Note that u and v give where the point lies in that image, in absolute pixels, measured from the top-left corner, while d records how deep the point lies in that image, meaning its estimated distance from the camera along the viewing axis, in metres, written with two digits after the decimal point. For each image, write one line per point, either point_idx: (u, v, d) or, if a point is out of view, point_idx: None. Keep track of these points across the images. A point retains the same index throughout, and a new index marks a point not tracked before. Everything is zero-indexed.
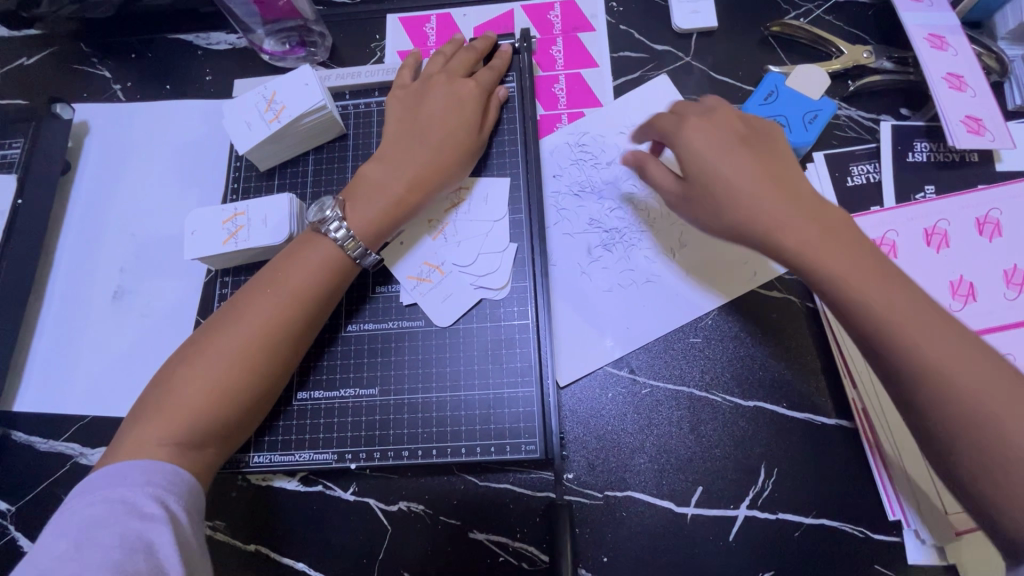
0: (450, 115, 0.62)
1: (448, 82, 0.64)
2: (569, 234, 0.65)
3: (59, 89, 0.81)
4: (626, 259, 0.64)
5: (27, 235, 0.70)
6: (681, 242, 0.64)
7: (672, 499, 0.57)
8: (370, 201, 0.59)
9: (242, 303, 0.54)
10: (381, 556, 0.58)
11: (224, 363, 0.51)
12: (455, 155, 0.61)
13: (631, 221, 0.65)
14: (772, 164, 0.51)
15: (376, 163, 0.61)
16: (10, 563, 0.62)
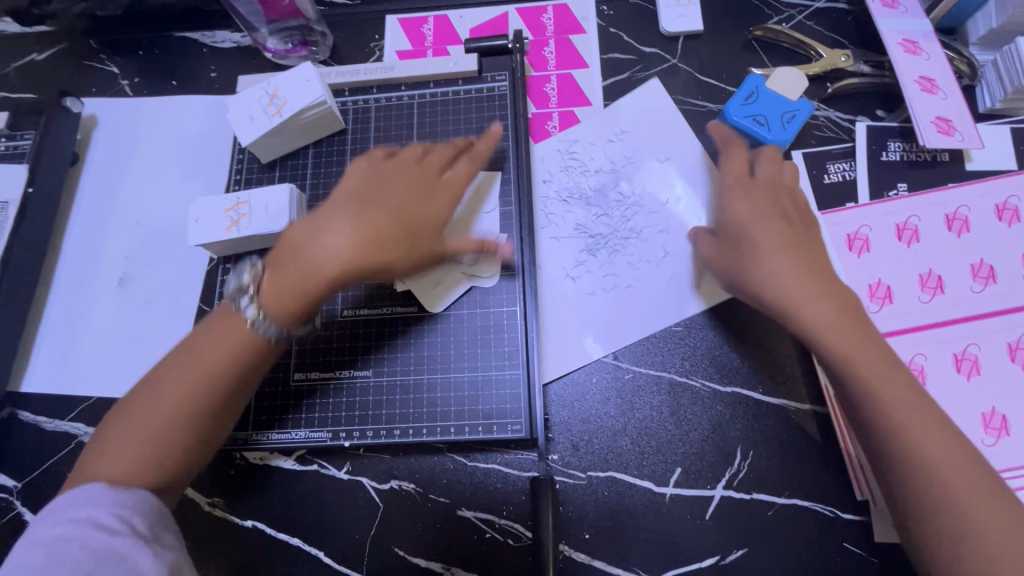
0: (408, 210, 0.57)
1: (417, 179, 0.59)
2: (556, 237, 0.68)
3: (68, 84, 0.84)
4: (609, 263, 0.66)
5: (36, 223, 0.73)
6: (663, 251, 0.66)
7: (651, 479, 0.59)
8: (288, 267, 0.53)
9: (178, 356, 0.52)
10: (372, 532, 0.60)
11: (153, 424, 0.49)
12: (400, 246, 0.55)
13: (616, 229, 0.67)
14: (806, 251, 0.56)
15: (307, 223, 0.56)
16: (17, 535, 0.64)
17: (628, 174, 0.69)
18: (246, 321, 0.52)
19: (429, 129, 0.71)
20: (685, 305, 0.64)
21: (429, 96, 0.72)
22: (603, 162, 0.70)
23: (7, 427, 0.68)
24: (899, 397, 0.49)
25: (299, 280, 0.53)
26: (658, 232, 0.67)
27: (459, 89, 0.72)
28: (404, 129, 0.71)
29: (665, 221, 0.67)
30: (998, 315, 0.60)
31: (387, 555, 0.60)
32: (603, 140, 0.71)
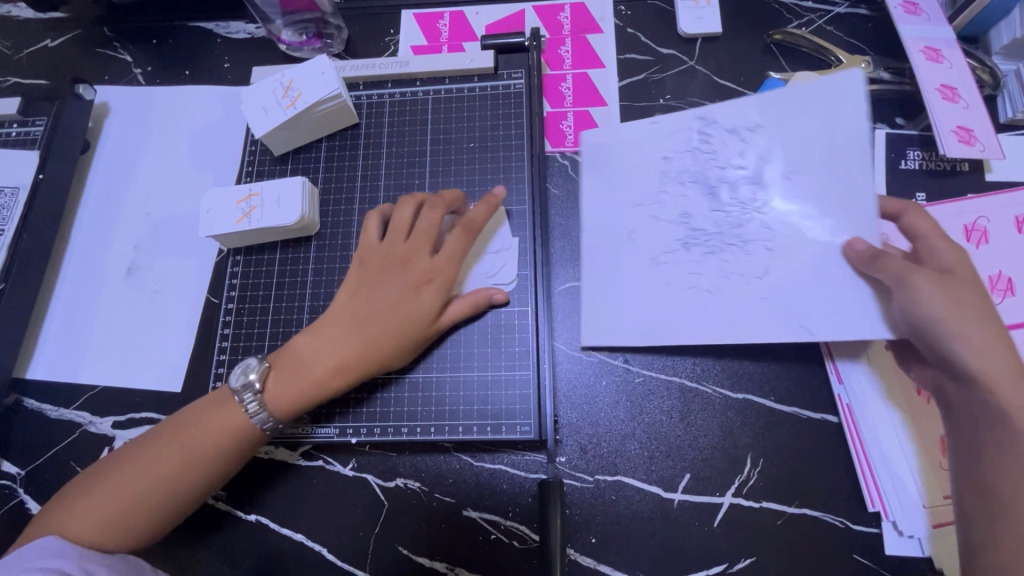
0: (399, 308, 0.58)
1: (407, 266, 0.59)
2: (651, 215, 0.63)
3: (81, 71, 0.83)
4: (697, 265, 0.61)
5: (47, 210, 0.72)
6: (763, 268, 0.59)
7: (660, 484, 0.59)
8: (290, 379, 0.56)
9: (161, 433, 0.55)
10: (376, 530, 0.60)
11: (127, 489, 0.53)
12: (392, 352, 0.57)
13: (725, 231, 0.61)
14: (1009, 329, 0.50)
15: (310, 333, 0.58)
16: (18, 523, 0.64)
17: (767, 172, 0.61)
18: (245, 411, 0.55)
19: (443, 125, 0.70)
20: (751, 325, 0.58)
21: (444, 92, 0.72)
22: (740, 150, 0.63)
23: (11, 414, 0.68)
24: None
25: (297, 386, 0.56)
26: (765, 245, 0.60)
27: (474, 85, 0.72)
28: (418, 124, 0.71)
29: (776, 231, 0.60)
30: (1014, 330, 0.59)
31: (390, 554, 0.59)
32: (773, 118, 0.62)
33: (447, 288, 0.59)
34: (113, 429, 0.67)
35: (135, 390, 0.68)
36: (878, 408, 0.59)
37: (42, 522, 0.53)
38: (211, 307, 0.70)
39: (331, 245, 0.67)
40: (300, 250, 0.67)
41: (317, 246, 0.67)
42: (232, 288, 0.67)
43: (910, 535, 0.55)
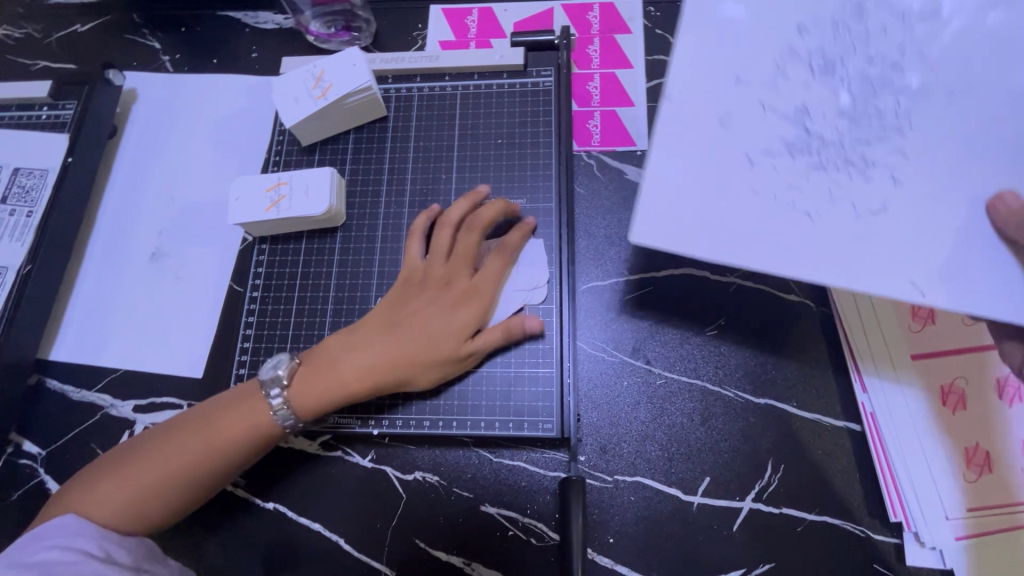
0: (434, 324, 0.58)
1: (445, 286, 0.60)
2: (760, 103, 0.49)
3: (110, 57, 0.84)
4: (798, 178, 0.48)
5: (74, 193, 0.73)
6: (881, 204, 0.47)
7: (679, 487, 0.59)
8: (317, 380, 0.57)
9: (182, 426, 0.56)
10: (394, 522, 0.60)
11: (150, 475, 0.53)
12: (420, 364, 0.58)
13: (844, 143, 0.48)
14: None
15: (343, 334, 0.60)
16: (38, 503, 0.64)
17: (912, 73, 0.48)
18: (268, 408, 0.56)
19: (471, 121, 0.71)
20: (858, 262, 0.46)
21: (473, 87, 0.72)
22: (891, 48, 0.49)
23: (34, 393, 0.69)
24: None
25: (323, 386, 0.57)
26: (890, 173, 0.47)
27: (503, 82, 0.71)
28: (446, 119, 0.71)
29: (910, 160, 0.47)
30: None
31: (407, 546, 0.59)
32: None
33: (485, 308, 0.59)
34: (135, 413, 0.67)
35: (157, 375, 0.68)
36: (902, 417, 0.58)
37: (63, 500, 0.53)
38: (234, 295, 0.71)
39: (357, 237, 0.67)
40: (326, 240, 0.68)
41: (342, 237, 0.67)
42: (258, 277, 0.67)
43: (930, 545, 0.55)
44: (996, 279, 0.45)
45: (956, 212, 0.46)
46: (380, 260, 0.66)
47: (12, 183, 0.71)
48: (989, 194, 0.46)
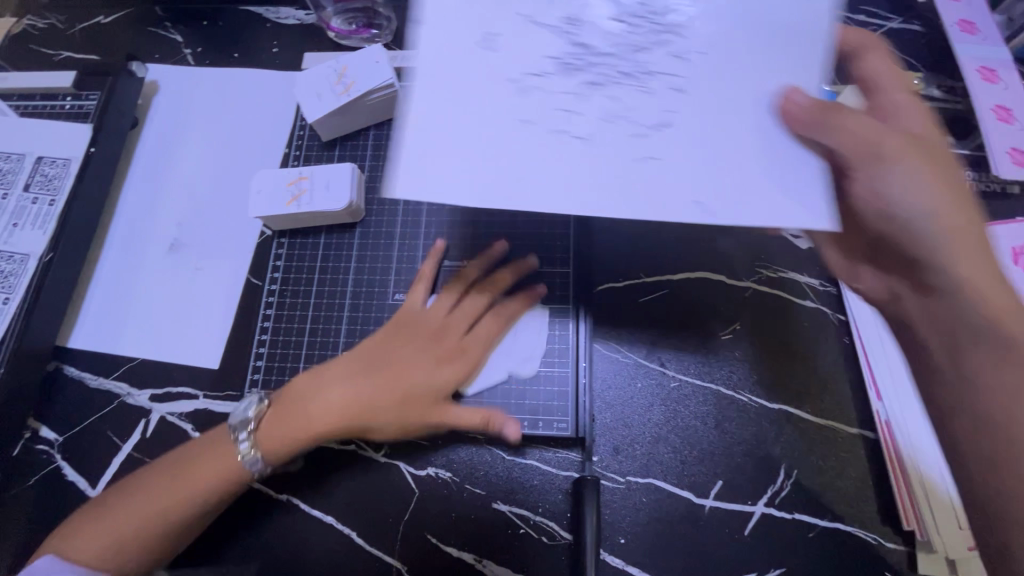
0: (411, 379, 0.58)
1: (433, 339, 0.60)
2: (524, 17, 0.48)
3: (132, 49, 0.85)
4: (574, 93, 0.46)
5: (96, 183, 0.74)
6: (660, 117, 0.46)
7: (691, 490, 0.59)
8: (286, 418, 0.57)
9: (156, 473, 0.58)
10: (406, 517, 0.60)
11: (145, 517, 0.56)
12: (386, 419, 0.57)
13: (619, 55, 0.47)
14: (953, 169, 0.48)
15: (314, 372, 0.60)
16: (54, 489, 0.65)
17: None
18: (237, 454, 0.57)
19: None
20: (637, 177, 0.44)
21: None
22: None
23: (52, 380, 0.69)
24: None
25: (292, 423, 0.57)
26: (667, 83, 0.47)
27: None
28: None
29: (687, 64, 0.47)
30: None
31: (419, 540, 0.59)
32: None
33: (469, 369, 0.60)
34: (151, 402, 0.68)
35: (173, 365, 0.69)
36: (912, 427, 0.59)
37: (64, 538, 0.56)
38: (251, 288, 0.71)
39: (375, 233, 0.68)
40: (345, 235, 0.68)
41: (361, 233, 0.68)
42: (276, 270, 0.68)
43: (943, 555, 0.55)
44: (789, 164, 0.44)
45: (748, 118, 0.45)
46: (399, 257, 0.67)
47: (34, 172, 0.72)
48: (777, 94, 0.46)
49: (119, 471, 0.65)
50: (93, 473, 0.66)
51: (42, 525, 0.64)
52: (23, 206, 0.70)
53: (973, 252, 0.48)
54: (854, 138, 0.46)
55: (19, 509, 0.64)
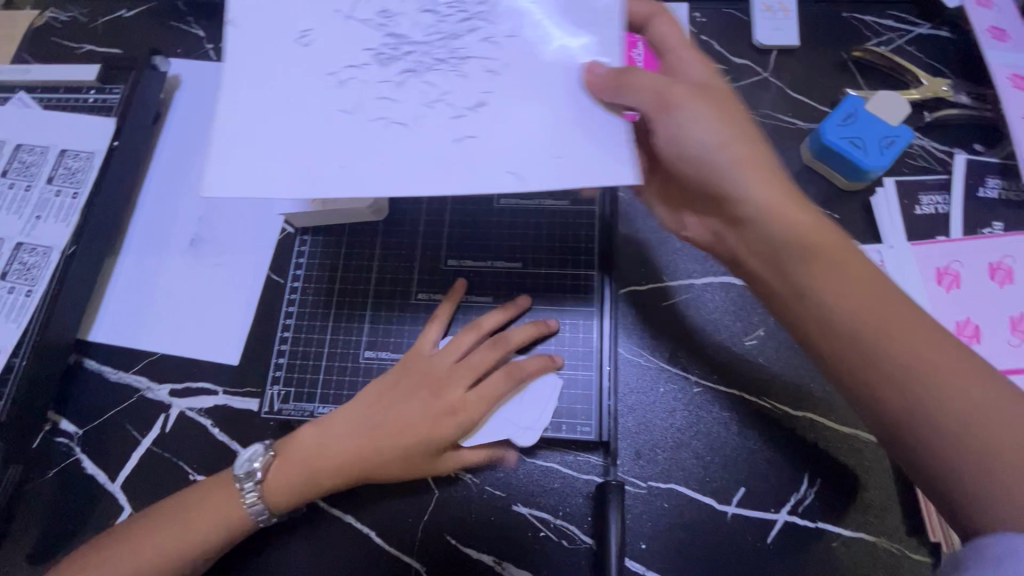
0: (406, 436, 0.56)
1: (434, 393, 0.58)
2: (342, 14, 0.53)
3: (154, 43, 0.85)
4: (391, 81, 0.51)
5: (118, 176, 0.74)
6: (478, 98, 0.50)
7: (714, 496, 0.58)
8: (291, 469, 0.57)
9: (167, 510, 0.57)
10: (425, 518, 0.60)
11: (151, 554, 0.55)
12: (383, 472, 0.57)
13: (431, 44, 0.53)
14: (729, 111, 0.53)
15: (318, 422, 0.59)
16: (74, 482, 0.65)
17: None
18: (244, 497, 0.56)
19: None
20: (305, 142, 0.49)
21: None
22: None
23: (73, 373, 0.69)
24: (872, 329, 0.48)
25: (295, 474, 0.57)
26: (482, 67, 0.51)
27: None
28: None
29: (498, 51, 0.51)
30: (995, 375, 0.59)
31: (438, 541, 0.59)
32: None
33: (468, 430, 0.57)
34: (171, 397, 0.68)
35: (194, 361, 0.69)
36: None
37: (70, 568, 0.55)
38: (272, 284, 0.71)
39: (398, 231, 0.68)
40: (368, 234, 0.68)
41: (384, 232, 0.68)
42: (298, 267, 0.68)
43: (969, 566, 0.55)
44: (599, 131, 0.48)
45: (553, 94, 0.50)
46: (421, 256, 0.67)
47: (58, 164, 0.72)
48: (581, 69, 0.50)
49: (139, 465, 0.65)
50: (113, 467, 0.66)
51: (61, 518, 0.64)
52: (46, 199, 0.70)
53: (750, 168, 0.51)
54: (644, 90, 0.49)
55: (38, 501, 0.64)
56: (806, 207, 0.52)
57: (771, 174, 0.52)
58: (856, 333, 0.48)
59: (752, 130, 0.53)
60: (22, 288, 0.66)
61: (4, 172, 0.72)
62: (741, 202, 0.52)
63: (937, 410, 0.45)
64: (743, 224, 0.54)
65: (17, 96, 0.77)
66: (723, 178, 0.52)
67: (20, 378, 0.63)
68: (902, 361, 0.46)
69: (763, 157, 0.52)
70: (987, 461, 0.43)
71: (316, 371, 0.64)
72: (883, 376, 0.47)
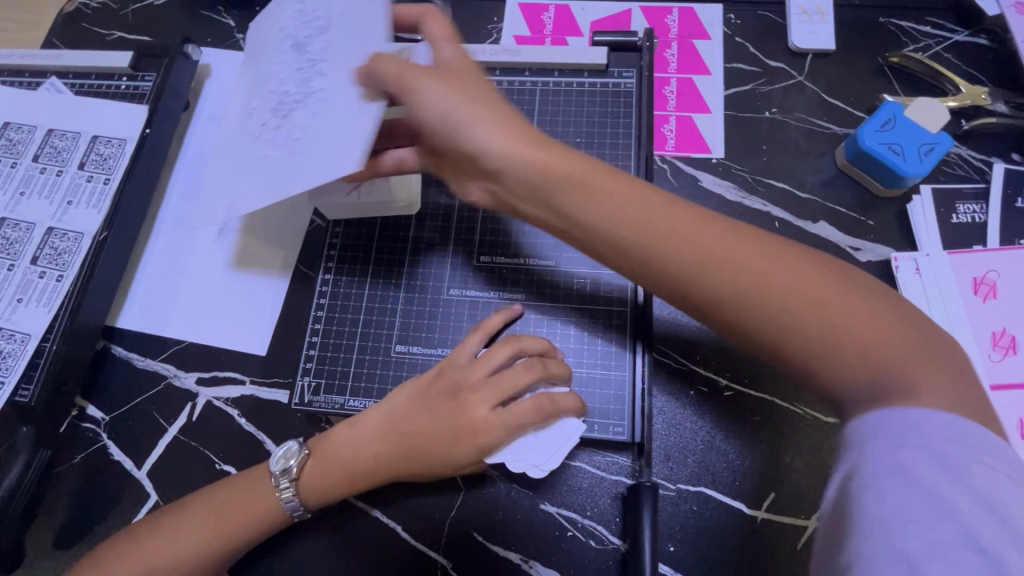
0: (431, 449, 0.55)
1: (458, 409, 0.55)
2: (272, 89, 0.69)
3: (184, 31, 0.85)
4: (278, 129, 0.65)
5: (149, 163, 0.74)
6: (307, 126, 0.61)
7: (742, 500, 0.58)
8: (323, 473, 0.57)
9: (200, 500, 0.58)
10: (453, 514, 0.60)
11: (181, 544, 0.55)
12: (414, 478, 0.57)
13: (303, 94, 0.65)
14: (476, 81, 0.52)
15: (348, 427, 0.58)
16: (100, 467, 0.65)
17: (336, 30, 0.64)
18: (275, 491, 0.57)
19: (550, 117, 0.71)
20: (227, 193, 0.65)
21: (553, 84, 0.72)
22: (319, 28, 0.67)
23: (101, 359, 0.70)
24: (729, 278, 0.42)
25: (323, 475, 0.57)
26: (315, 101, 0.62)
27: (584, 81, 0.71)
28: (524, 115, 0.71)
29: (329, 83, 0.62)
30: (990, 389, 0.59)
31: (465, 538, 0.59)
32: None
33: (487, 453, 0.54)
34: (197, 385, 0.68)
35: (222, 350, 0.69)
36: None
37: (102, 558, 0.56)
38: (302, 276, 0.71)
39: (428, 227, 0.68)
40: (399, 229, 0.69)
41: (415, 227, 0.68)
42: (329, 260, 0.68)
43: None
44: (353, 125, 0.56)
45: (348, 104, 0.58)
46: (452, 252, 0.67)
47: (89, 150, 0.72)
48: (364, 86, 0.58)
49: (165, 453, 0.65)
50: (139, 454, 0.66)
51: (88, 503, 0.64)
52: (78, 184, 0.70)
53: (488, 118, 0.49)
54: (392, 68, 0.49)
55: (66, 486, 0.65)
56: (548, 144, 0.49)
57: (496, 113, 0.49)
58: (693, 279, 0.43)
59: (493, 95, 0.51)
60: (53, 273, 0.66)
61: (35, 157, 0.73)
62: (483, 155, 0.49)
63: (770, 318, 0.41)
64: (501, 177, 0.50)
65: (49, 81, 0.77)
66: (461, 131, 0.50)
67: (50, 362, 0.63)
68: (723, 280, 0.42)
69: (480, 96, 0.50)
70: (829, 356, 0.40)
71: (347, 364, 0.64)
72: (709, 301, 0.43)
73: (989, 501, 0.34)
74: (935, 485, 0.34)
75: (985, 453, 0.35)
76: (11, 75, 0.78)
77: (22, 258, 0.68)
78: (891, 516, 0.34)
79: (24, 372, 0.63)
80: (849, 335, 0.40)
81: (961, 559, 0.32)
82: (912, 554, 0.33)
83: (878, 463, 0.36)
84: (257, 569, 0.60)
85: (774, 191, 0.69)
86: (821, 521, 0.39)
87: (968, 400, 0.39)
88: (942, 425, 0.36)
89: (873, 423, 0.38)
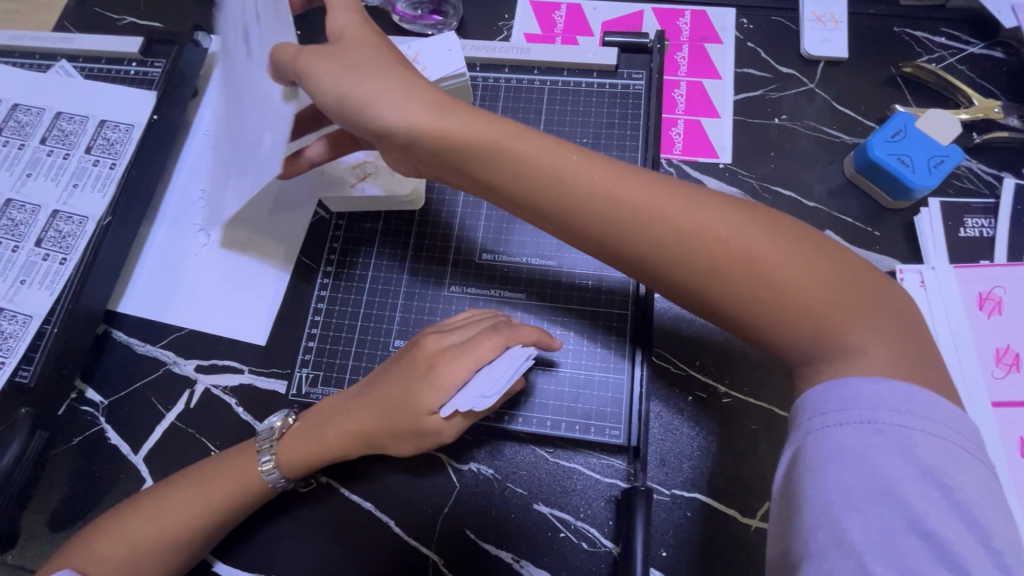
0: (398, 400, 0.53)
1: (417, 350, 0.54)
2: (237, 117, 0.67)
3: (196, 19, 0.85)
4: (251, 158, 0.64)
5: (156, 149, 0.74)
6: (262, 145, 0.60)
7: (737, 507, 0.58)
8: (316, 438, 0.57)
9: (190, 477, 0.58)
10: (445, 510, 0.60)
11: (169, 521, 0.55)
12: (388, 435, 0.54)
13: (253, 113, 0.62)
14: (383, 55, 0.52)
15: (346, 394, 0.58)
16: (96, 451, 0.65)
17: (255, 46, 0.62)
18: (258, 467, 0.57)
19: (557, 117, 0.70)
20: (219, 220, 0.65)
21: (561, 83, 0.71)
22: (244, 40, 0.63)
23: (101, 342, 0.70)
24: (705, 265, 0.44)
25: (317, 444, 0.57)
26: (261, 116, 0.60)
27: (593, 81, 0.71)
28: (532, 113, 0.71)
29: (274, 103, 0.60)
30: (990, 406, 0.58)
31: (457, 536, 0.59)
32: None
33: (442, 391, 0.51)
34: (196, 373, 0.68)
35: (222, 338, 0.69)
36: None
37: (91, 538, 0.56)
38: (304, 267, 0.71)
39: (432, 221, 0.68)
40: (403, 223, 0.69)
41: (420, 221, 0.68)
42: (333, 252, 0.69)
43: None
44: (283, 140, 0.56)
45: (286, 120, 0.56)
46: (456, 248, 0.67)
47: (96, 135, 0.72)
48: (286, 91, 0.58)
49: (161, 439, 0.66)
50: (136, 439, 0.66)
51: (84, 487, 0.64)
52: (84, 168, 0.71)
53: (385, 96, 0.50)
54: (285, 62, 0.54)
55: (61, 469, 0.65)
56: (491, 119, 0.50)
57: (391, 89, 0.50)
58: (663, 267, 0.45)
59: (396, 67, 0.51)
60: (57, 255, 0.67)
61: (43, 139, 0.73)
62: (392, 132, 0.50)
63: (723, 297, 0.44)
64: (414, 151, 0.52)
65: (59, 64, 0.77)
66: (360, 116, 0.51)
67: (51, 344, 0.63)
68: (649, 231, 0.45)
69: (381, 68, 0.51)
70: (756, 298, 0.43)
71: (346, 356, 0.65)
72: (670, 274, 0.45)
73: (928, 473, 0.35)
74: (877, 462, 0.36)
75: (919, 420, 0.37)
76: (21, 57, 0.79)
77: (26, 240, 0.68)
78: (836, 501, 0.36)
79: (24, 353, 0.63)
80: (772, 273, 0.42)
81: (905, 543, 0.34)
82: (859, 535, 0.34)
83: (818, 443, 0.38)
84: (249, 559, 0.60)
85: (781, 198, 0.69)
86: (774, 509, 0.40)
87: (911, 360, 0.40)
88: (882, 393, 0.38)
89: (819, 397, 0.40)
